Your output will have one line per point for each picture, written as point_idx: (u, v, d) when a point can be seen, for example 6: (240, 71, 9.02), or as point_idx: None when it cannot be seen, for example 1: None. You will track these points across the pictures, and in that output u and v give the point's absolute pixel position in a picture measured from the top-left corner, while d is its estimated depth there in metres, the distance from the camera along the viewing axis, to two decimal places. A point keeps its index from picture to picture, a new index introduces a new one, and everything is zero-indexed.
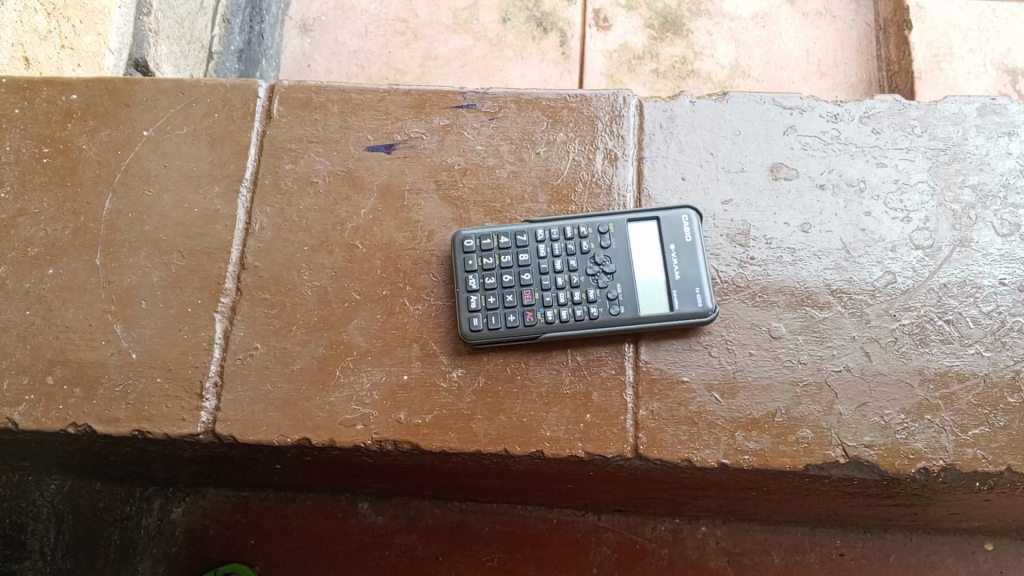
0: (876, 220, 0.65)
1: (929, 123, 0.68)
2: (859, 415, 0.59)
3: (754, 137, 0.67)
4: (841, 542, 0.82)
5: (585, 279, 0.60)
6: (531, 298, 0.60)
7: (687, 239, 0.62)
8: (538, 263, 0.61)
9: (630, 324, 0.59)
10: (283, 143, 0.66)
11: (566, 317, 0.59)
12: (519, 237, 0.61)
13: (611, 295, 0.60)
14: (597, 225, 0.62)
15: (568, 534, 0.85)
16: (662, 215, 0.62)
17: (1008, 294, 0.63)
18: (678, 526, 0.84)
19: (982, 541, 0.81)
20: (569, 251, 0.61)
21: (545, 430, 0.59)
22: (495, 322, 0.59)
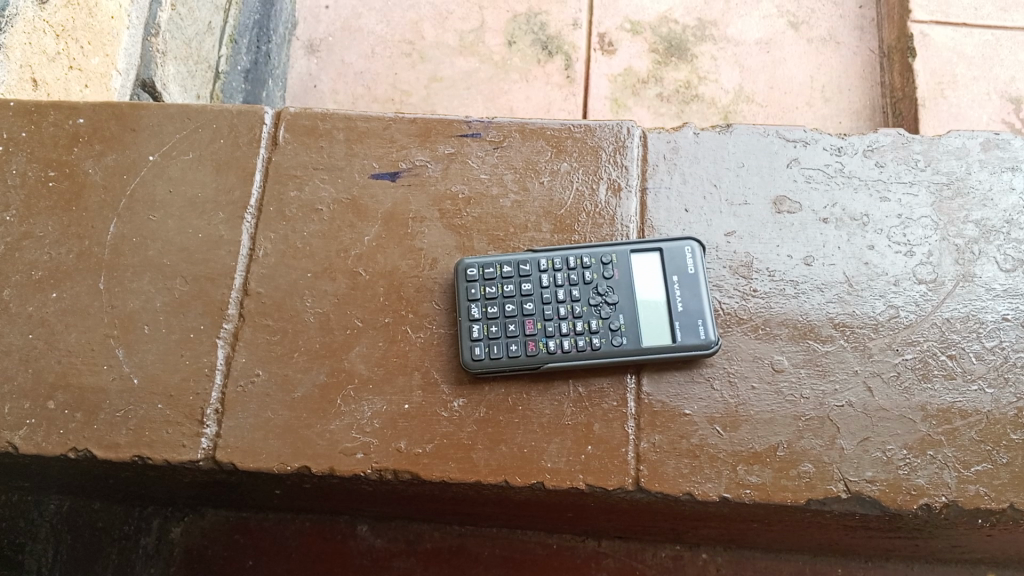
0: (879, 254, 0.65)
1: (932, 157, 0.68)
2: (861, 449, 0.60)
3: (757, 170, 0.67)
4: (842, 571, 0.82)
5: (587, 310, 0.60)
6: (532, 327, 0.60)
7: (690, 271, 0.62)
8: (541, 293, 0.61)
9: (633, 355, 0.59)
10: (288, 169, 0.67)
11: (567, 348, 0.59)
12: (522, 267, 0.61)
13: (614, 326, 0.59)
14: (600, 255, 0.62)
15: (568, 560, 0.84)
16: (665, 246, 0.62)
17: (1011, 330, 0.63)
18: (679, 553, 0.84)
19: (984, 571, 0.81)
20: (572, 281, 0.61)
21: (546, 461, 0.59)
22: (497, 351, 0.59)
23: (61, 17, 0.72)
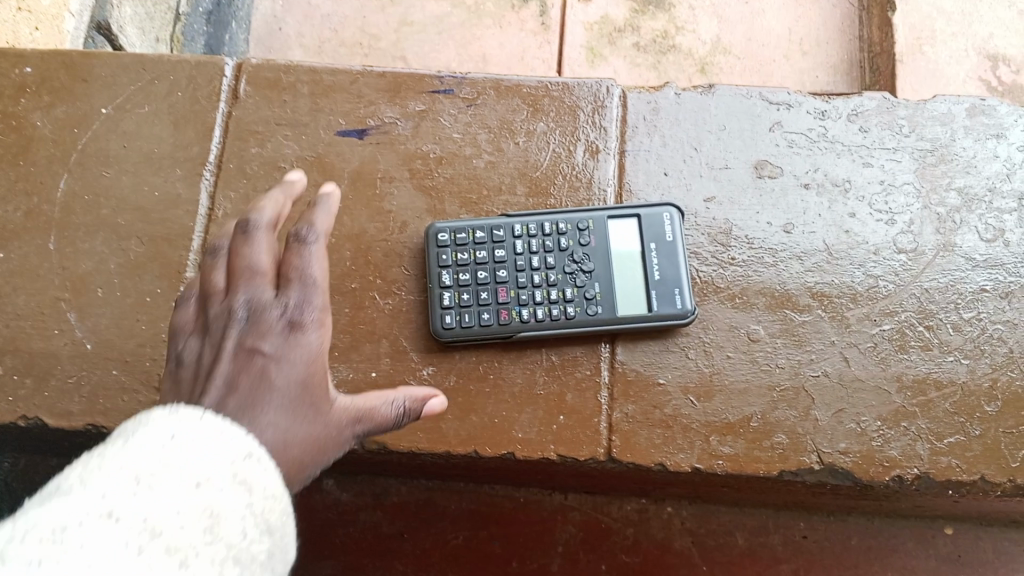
0: (860, 222, 0.64)
1: (917, 122, 0.66)
2: (835, 421, 0.59)
3: (739, 133, 0.65)
4: (804, 525, 0.82)
5: (562, 278, 0.58)
6: (506, 296, 0.57)
7: (668, 238, 0.60)
8: (514, 260, 0.58)
9: (608, 325, 0.57)
10: (249, 125, 0.64)
11: (541, 317, 0.57)
12: (495, 232, 0.59)
13: (589, 295, 0.58)
14: (576, 221, 0.59)
15: (535, 513, 0.84)
16: (643, 212, 0.60)
17: (989, 301, 0.62)
18: (644, 506, 0.84)
19: (942, 526, 0.82)
20: (547, 248, 0.59)
21: (518, 432, 0.58)
22: (469, 320, 0.57)
23: None
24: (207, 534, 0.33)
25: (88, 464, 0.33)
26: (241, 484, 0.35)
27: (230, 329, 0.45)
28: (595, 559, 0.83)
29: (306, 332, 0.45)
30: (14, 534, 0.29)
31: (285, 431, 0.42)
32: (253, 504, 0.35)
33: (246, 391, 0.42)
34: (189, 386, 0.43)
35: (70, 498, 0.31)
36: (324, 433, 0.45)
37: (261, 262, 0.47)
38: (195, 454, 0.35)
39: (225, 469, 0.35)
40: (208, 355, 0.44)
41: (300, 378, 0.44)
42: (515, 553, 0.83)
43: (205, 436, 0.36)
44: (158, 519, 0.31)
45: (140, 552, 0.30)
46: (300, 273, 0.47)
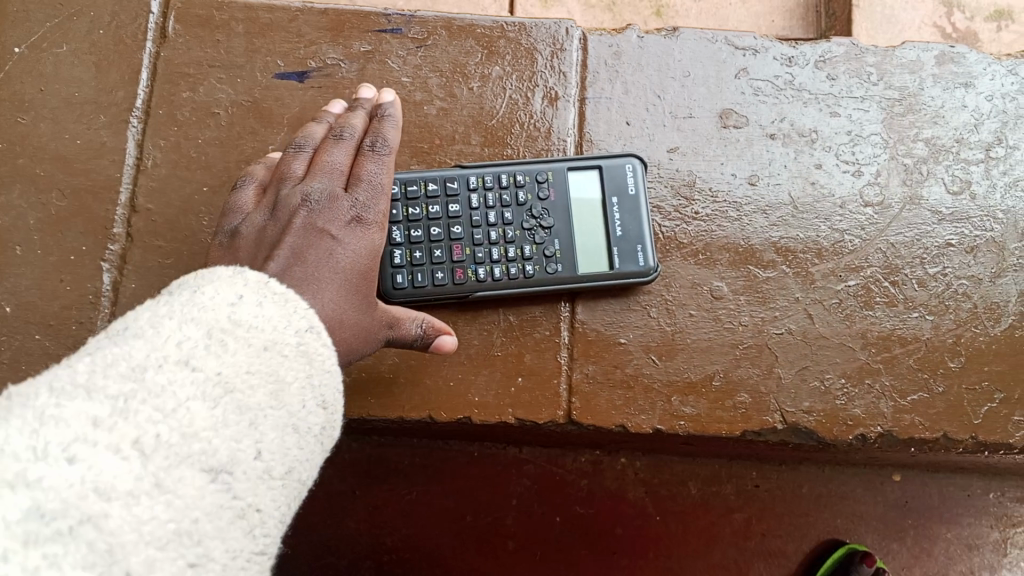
0: (826, 174, 0.61)
1: (885, 70, 0.64)
2: (799, 379, 0.58)
3: (703, 80, 0.62)
4: (756, 475, 0.82)
5: (520, 234, 0.55)
6: (461, 254, 0.54)
7: (631, 192, 0.57)
8: (470, 215, 0.55)
9: (568, 283, 0.55)
10: (179, 67, 0.59)
11: (498, 276, 0.54)
12: (449, 185, 0.55)
13: (549, 252, 0.55)
14: (534, 173, 0.56)
15: (489, 467, 0.82)
16: (604, 164, 0.57)
17: (955, 256, 0.61)
18: (598, 458, 0.82)
19: (890, 473, 0.82)
20: (504, 203, 0.55)
21: (474, 395, 0.56)
22: (421, 279, 0.53)
23: None
24: (271, 398, 0.35)
25: (160, 310, 0.35)
26: (304, 352, 0.37)
27: (301, 206, 0.47)
28: (550, 512, 0.82)
29: (370, 229, 0.47)
30: (96, 368, 0.31)
31: (340, 310, 0.44)
32: (312, 375, 0.37)
33: (313, 264, 0.44)
34: (256, 253, 0.45)
35: (146, 340, 0.33)
36: (367, 327, 0.46)
37: (341, 157, 0.50)
38: (264, 316, 0.37)
39: (291, 336, 0.37)
40: (275, 226, 0.46)
41: (362, 267, 0.46)
42: (469, 508, 0.81)
43: (274, 298, 0.38)
44: (230, 376, 0.33)
45: (211, 407, 0.32)
46: (375, 177, 0.49)
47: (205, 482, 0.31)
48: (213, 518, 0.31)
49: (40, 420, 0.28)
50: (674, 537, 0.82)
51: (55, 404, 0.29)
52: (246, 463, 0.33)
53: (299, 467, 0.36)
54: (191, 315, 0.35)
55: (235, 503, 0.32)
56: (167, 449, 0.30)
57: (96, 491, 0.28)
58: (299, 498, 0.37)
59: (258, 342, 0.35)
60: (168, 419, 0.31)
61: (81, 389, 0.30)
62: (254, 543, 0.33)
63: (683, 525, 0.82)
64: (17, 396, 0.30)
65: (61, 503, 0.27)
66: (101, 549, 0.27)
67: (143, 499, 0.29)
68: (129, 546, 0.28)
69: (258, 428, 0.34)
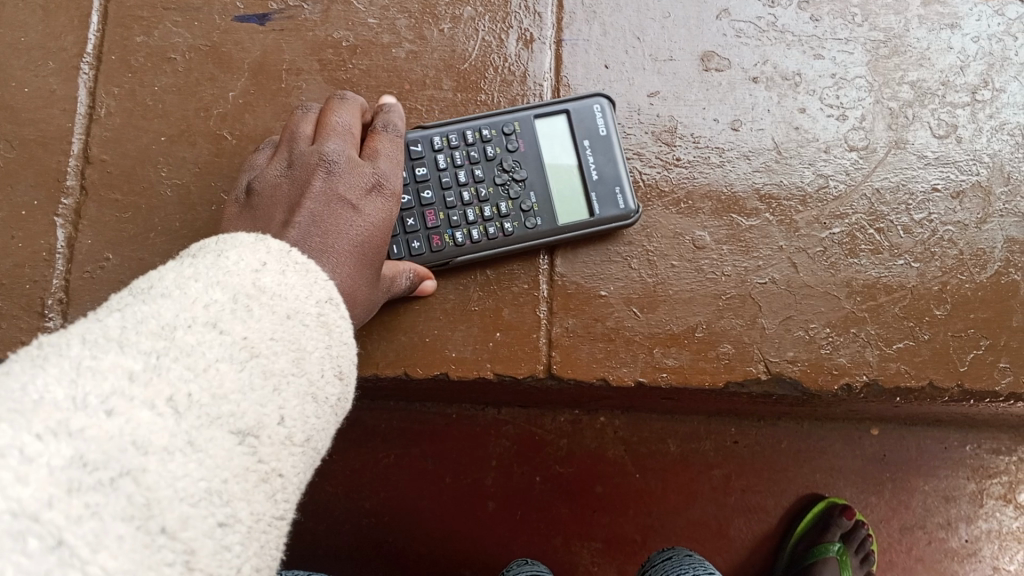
0: (810, 118, 0.60)
1: (870, 11, 0.62)
2: (783, 329, 0.56)
3: (684, 21, 0.60)
4: (735, 430, 0.81)
5: (494, 191, 0.53)
6: (435, 219, 0.52)
7: (602, 133, 0.55)
8: (438, 176, 0.52)
9: (552, 236, 0.53)
10: (132, 9, 0.56)
11: (477, 238, 0.52)
12: (411, 148, 0.52)
13: (526, 207, 0.53)
14: (499, 126, 0.54)
15: (467, 428, 0.81)
16: (571, 107, 0.55)
17: (941, 202, 0.59)
18: (578, 417, 0.81)
19: (869, 427, 0.82)
20: (472, 159, 0.53)
21: (451, 350, 0.54)
22: (397, 251, 0.51)
23: None
24: (294, 365, 0.33)
25: (184, 271, 0.33)
26: (325, 323, 0.35)
27: (318, 167, 0.44)
28: (530, 472, 0.80)
29: (383, 198, 0.45)
30: (125, 324, 0.29)
31: (354, 285, 0.42)
32: (330, 348, 0.35)
33: (333, 232, 0.42)
34: (272, 212, 0.43)
35: (173, 298, 0.31)
36: (372, 300, 0.45)
37: (350, 119, 0.48)
38: (288, 283, 0.35)
39: (312, 305, 0.35)
40: (291, 186, 0.44)
41: (377, 240, 0.44)
42: (448, 470, 0.80)
43: (296, 267, 0.36)
44: (257, 341, 0.31)
45: (240, 369, 0.30)
46: (387, 144, 0.48)
47: (233, 444, 0.29)
48: (241, 479, 0.29)
49: (76, 370, 0.27)
50: (655, 495, 0.80)
51: (90, 355, 0.27)
52: (270, 428, 0.31)
53: (316, 438, 0.34)
54: (217, 278, 0.33)
55: (260, 466, 0.30)
56: (198, 407, 0.28)
57: (134, 444, 0.26)
58: (313, 469, 0.35)
59: (282, 309, 0.33)
60: (199, 378, 0.29)
61: (113, 343, 0.28)
62: (276, 508, 0.30)
63: (664, 482, 0.80)
64: (47, 345, 0.28)
65: (101, 453, 0.25)
66: (140, 502, 0.26)
67: (179, 455, 0.27)
68: (165, 502, 0.26)
69: (283, 394, 0.32)
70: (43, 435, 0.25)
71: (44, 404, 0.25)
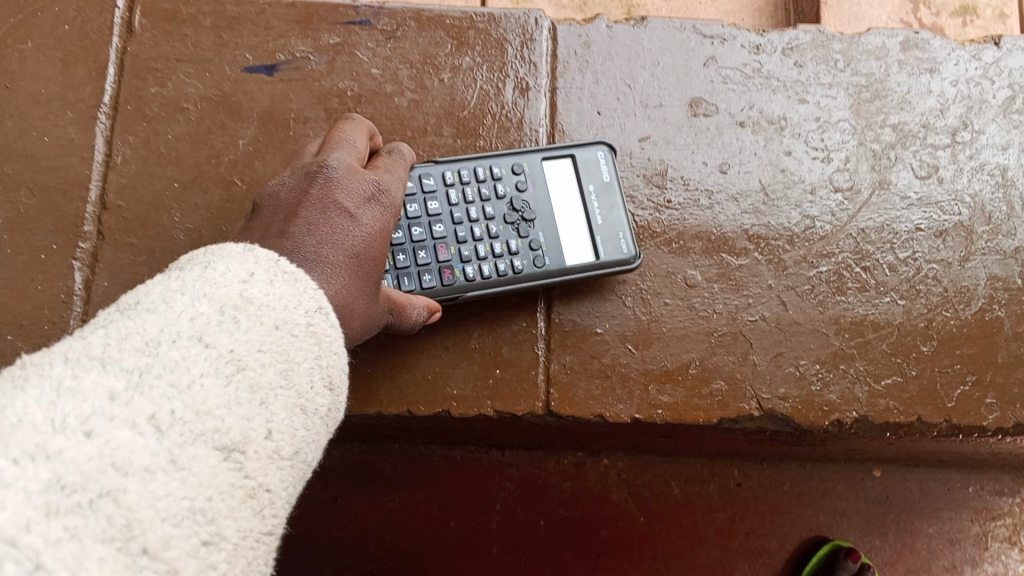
0: (796, 160, 0.62)
1: (852, 57, 0.64)
2: (774, 366, 0.58)
3: (672, 69, 0.63)
4: (738, 473, 0.82)
5: (504, 229, 0.54)
6: (447, 254, 0.52)
7: (607, 179, 0.57)
8: (450, 212, 0.54)
9: (559, 277, 0.54)
10: (147, 62, 0.58)
11: (487, 273, 0.53)
12: (425, 182, 0.54)
13: (536, 246, 0.54)
14: (510, 166, 0.56)
15: (471, 471, 0.81)
16: (577, 151, 0.57)
17: (924, 240, 0.61)
18: (581, 459, 0.82)
19: (871, 468, 0.83)
20: (483, 197, 0.55)
21: (452, 388, 0.55)
22: (408, 282, 0.51)
23: None
24: (282, 377, 0.34)
25: (171, 285, 0.34)
26: (314, 332, 0.36)
27: (319, 176, 0.44)
28: (534, 516, 0.81)
29: (381, 213, 0.45)
30: (109, 341, 0.30)
31: (348, 301, 0.42)
32: (320, 357, 0.36)
33: (326, 245, 0.42)
34: (269, 223, 0.43)
35: (158, 313, 0.32)
36: (373, 316, 0.44)
37: (359, 137, 0.48)
38: (277, 293, 0.35)
39: (300, 315, 0.35)
40: (291, 195, 0.44)
41: (376, 252, 0.44)
42: (453, 512, 0.81)
43: (284, 276, 0.36)
44: (243, 354, 0.33)
45: (224, 383, 0.31)
46: (390, 165, 0.48)
47: (218, 461, 0.30)
48: (226, 497, 0.30)
49: (56, 391, 0.27)
50: (658, 538, 0.81)
51: (71, 375, 0.28)
52: (257, 442, 0.32)
53: (306, 449, 0.35)
54: (203, 292, 0.34)
55: (246, 482, 0.31)
56: (180, 426, 0.29)
57: (114, 466, 0.27)
58: (305, 479, 0.35)
59: (270, 320, 0.34)
60: (182, 396, 0.30)
61: (96, 361, 0.29)
62: (264, 523, 0.31)
63: (667, 525, 0.82)
64: (30, 364, 0.29)
65: (80, 476, 0.26)
66: (120, 524, 0.26)
67: (159, 476, 0.28)
68: (146, 523, 0.27)
69: (270, 408, 0.33)
70: (20, 459, 0.25)
71: (22, 426, 0.26)
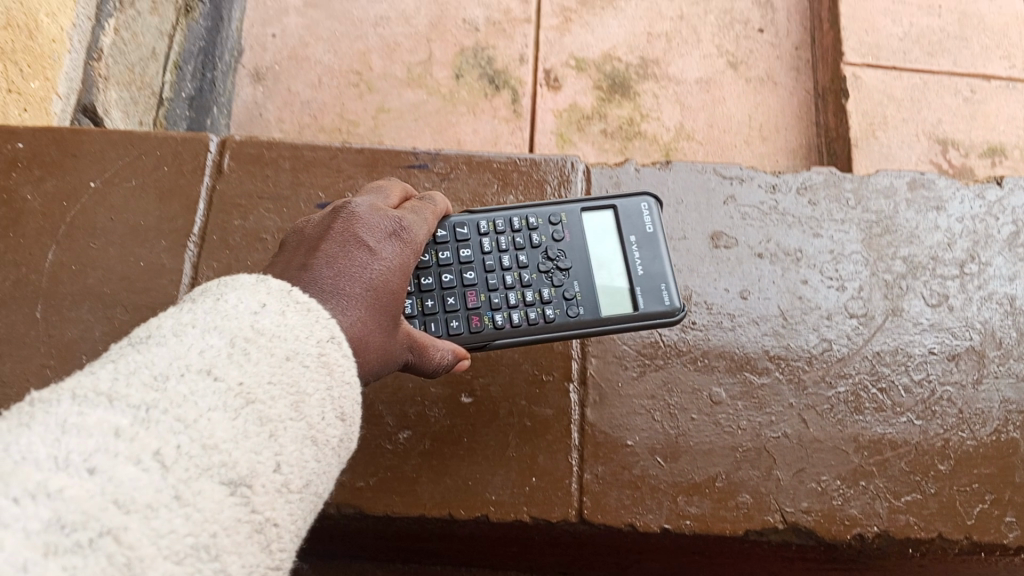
0: (812, 288, 0.67)
1: (862, 195, 0.71)
2: (796, 480, 0.61)
3: (695, 206, 0.69)
4: None
5: (538, 278, 0.58)
6: (475, 300, 0.57)
7: (647, 231, 0.61)
8: (483, 260, 0.58)
9: (595, 324, 0.57)
10: (232, 199, 0.67)
11: (518, 321, 0.56)
12: (459, 231, 0.59)
13: (569, 295, 0.58)
14: (547, 218, 0.61)
15: None
16: (617, 205, 0.62)
17: (937, 363, 0.65)
18: None
19: None
20: (519, 246, 0.59)
21: (491, 494, 0.60)
22: (436, 327, 0.55)
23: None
24: (292, 409, 0.37)
25: (183, 317, 0.37)
26: (325, 363, 0.39)
27: (340, 215, 0.51)
28: None
29: (396, 248, 0.51)
30: (118, 376, 0.33)
31: (363, 328, 0.47)
32: (332, 388, 0.39)
33: (342, 273, 0.48)
34: (295, 254, 0.50)
35: (170, 348, 0.35)
36: (392, 350, 0.49)
37: (388, 194, 0.56)
38: (288, 324, 0.39)
39: (312, 347, 0.39)
40: (316, 232, 0.51)
41: (392, 285, 0.50)
42: None
43: (296, 306, 0.40)
44: (251, 388, 0.35)
45: (233, 417, 0.34)
46: (415, 207, 0.55)
47: (224, 496, 0.32)
48: (231, 532, 0.32)
49: (61, 428, 0.30)
50: None
51: (77, 412, 0.31)
52: (265, 476, 0.34)
53: (316, 481, 0.38)
54: (214, 325, 0.37)
55: (253, 516, 0.33)
56: (185, 461, 0.32)
57: (116, 504, 0.29)
58: (316, 506, 0.38)
59: (280, 351, 0.37)
60: (187, 430, 0.33)
61: (103, 398, 0.32)
62: (271, 557, 0.34)
63: None
64: (39, 401, 0.32)
65: (80, 515, 0.28)
66: (120, 562, 0.28)
67: (161, 512, 0.30)
68: (147, 561, 0.29)
69: (280, 440, 0.36)
70: (20, 498, 0.28)
71: (25, 464, 0.28)
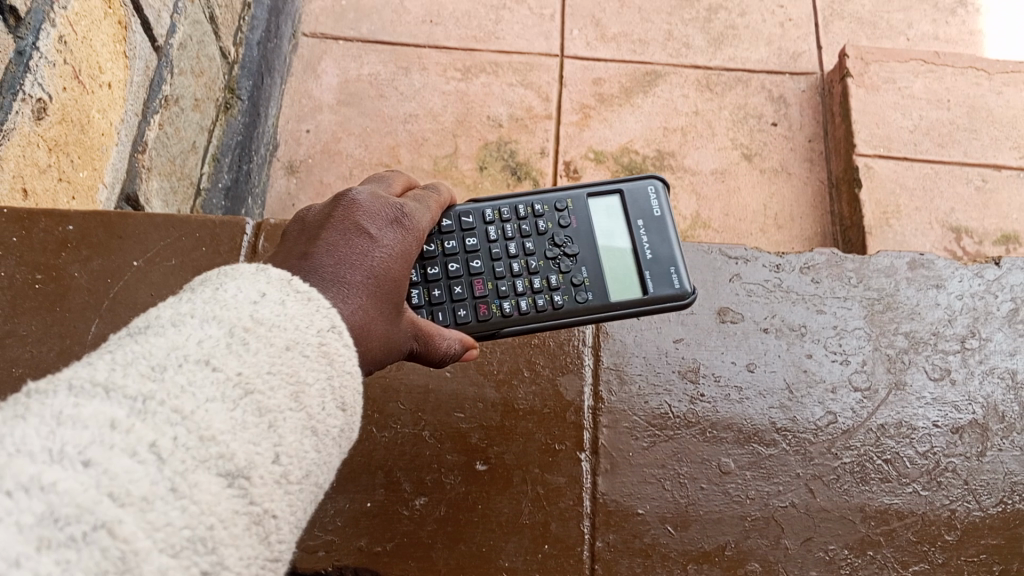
0: (816, 362, 0.70)
1: (863, 275, 0.74)
2: (805, 549, 0.62)
3: (701, 284, 0.74)
4: None
5: (546, 264, 0.64)
6: (481, 289, 0.62)
7: (650, 215, 0.67)
8: (489, 249, 0.64)
9: (604, 306, 0.62)
10: None
11: (526, 308, 0.61)
12: (467, 224, 0.64)
13: (577, 280, 0.63)
14: (553, 208, 0.67)
15: None
16: (621, 191, 0.68)
17: (941, 436, 0.67)
18: None
19: None
20: (526, 235, 0.65)
21: (504, 561, 0.61)
22: (444, 315, 0.60)
23: (54, 132, 0.70)
24: (291, 400, 0.39)
25: (181, 309, 0.40)
26: (325, 352, 0.42)
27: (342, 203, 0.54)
28: None
29: (398, 233, 0.54)
30: (116, 367, 0.36)
31: (369, 311, 0.49)
32: (331, 378, 0.42)
33: (345, 254, 0.50)
34: (298, 240, 0.52)
35: (168, 339, 0.38)
36: (394, 337, 0.51)
37: (390, 183, 0.60)
38: (286, 314, 0.42)
39: (312, 336, 0.42)
40: (318, 219, 0.54)
41: (393, 272, 0.52)
42: None
43: (296, 295, 0.44)
44: (249, 377, 0.38)
45: (232, 408, 0.37)
46: (416, 198, 0.60)
47: (221, 487, 0.35)
48: (227, 525, 0.34)
49: (57, 420, 0.32)
50: None
51: (74, 404, 0.33)
52: (262, 467, 0.37)
53: (315, 472, 0.40)
54: (210, 316, 0.40)
55: (251, 507, 0.36)
56: (182, 451, 0.34)
57: (111, 495, 0.31)
58: (317, 493, 0.41)
59: (279, 342, 0.40)
60: (184, 422, 0.35)
61: (100, 388, 0.34)
62: (267, 548, 0.36)
63: None
64: (37, 393, 0.34)
65: (75, 507, 0.30)
66: (115, 555, 0.30)
67: (158, 503, 0.32)
68: (142, 554, 0.31)
69: (278, 431, 0.38)
70: (14, 491, 0.30)
71: (19, 457, 0.30)
